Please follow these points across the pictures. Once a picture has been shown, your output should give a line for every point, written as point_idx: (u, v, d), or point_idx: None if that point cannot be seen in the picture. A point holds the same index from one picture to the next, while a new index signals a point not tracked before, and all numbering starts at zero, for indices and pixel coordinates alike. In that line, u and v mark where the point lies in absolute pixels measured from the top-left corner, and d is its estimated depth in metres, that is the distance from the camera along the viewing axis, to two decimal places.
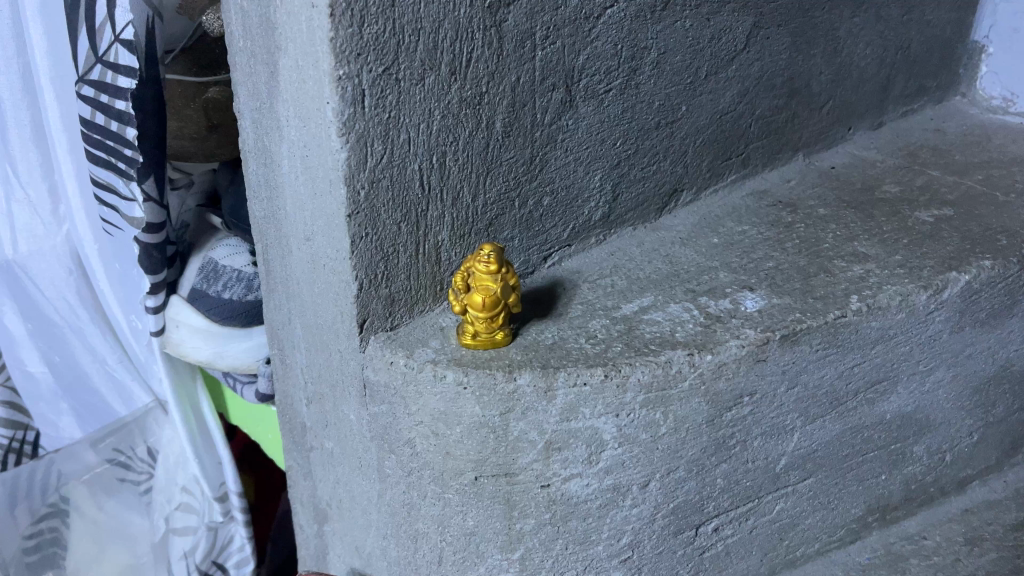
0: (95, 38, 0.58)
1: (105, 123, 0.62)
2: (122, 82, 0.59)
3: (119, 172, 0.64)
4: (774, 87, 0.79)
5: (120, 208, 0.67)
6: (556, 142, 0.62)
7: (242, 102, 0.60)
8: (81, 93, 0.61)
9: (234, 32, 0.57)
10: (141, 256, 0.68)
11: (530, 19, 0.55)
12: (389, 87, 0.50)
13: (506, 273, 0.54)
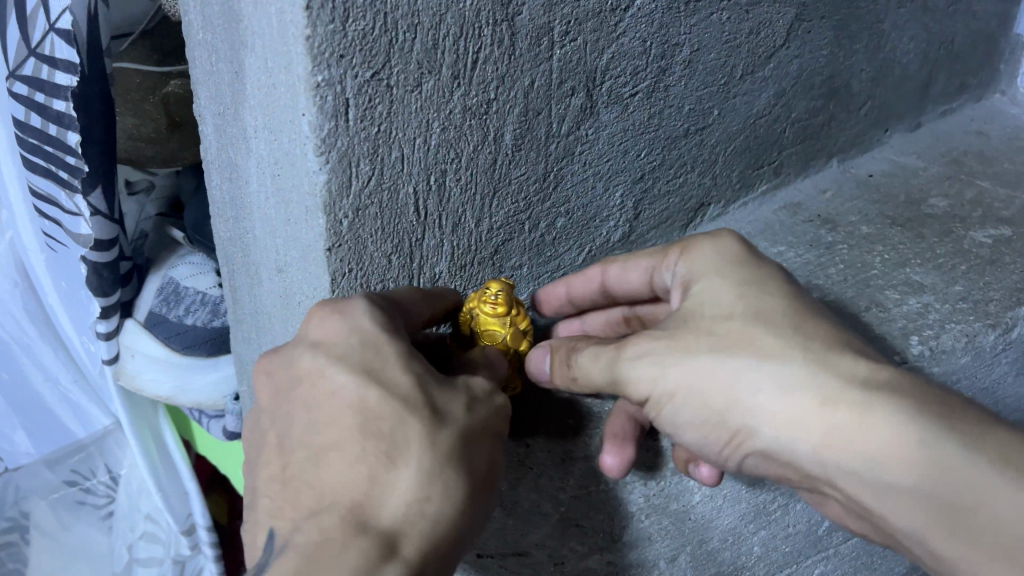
0: (28, 27, 0.48)
1: (43, 126, 0.51)
2: (60, 78, 0.49)
3: (60, 182, 0.54)
4: (813, 87, 0.70)
5: (63, 222, 0.57)
6: (574, 155, 0.53)
7: (204, 105, 0.50)
8: (13, 90, 0.50)
9: (192, 21, 0.48)
10: (90, 277, 0.59)
11: (548, 11, 0.46)
12: (378, 95, 0.41)
13: (517, 315, 0.46)
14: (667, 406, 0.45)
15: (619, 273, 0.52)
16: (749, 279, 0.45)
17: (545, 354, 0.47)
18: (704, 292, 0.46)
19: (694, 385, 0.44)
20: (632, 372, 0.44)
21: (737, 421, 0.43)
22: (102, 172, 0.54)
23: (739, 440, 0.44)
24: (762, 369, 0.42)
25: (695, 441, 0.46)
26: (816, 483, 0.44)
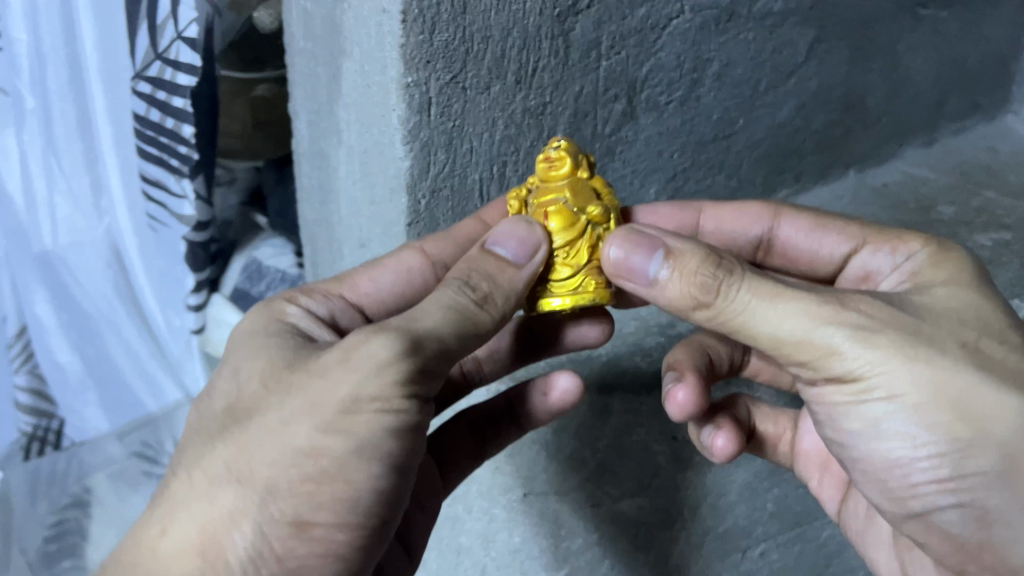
0: (156, 35, 0.56)
1: (160, 121, 0.60)
2: (181, 79, 0.58)
3: (171, 169, 0.63)
4: (830, 101, 0.77)
5: (167, 205, 0.67)
6: (615, 153, 0.61)
7: (298, 103, 0.59)
8: (137, 89, 0.59)
9: (295, 32, 0.56)
10: (188, 256, 0.70)
11: (597, 29, 0.53)
12: (455, 96, 0.49)
13: (579, 174, 0.43)
14: (874, 399, 0.34)
15: (736, 219, 0.51)
16: (1011, 309, 0.37)
17: (659, 251, 0.36)
18: (954, 295, 0.37)
19: (928, 408, 0.33)
20: (841, 347, 0.34)
21: (988, 463, 0.33)
22: (206, 163, 0.64)
23: (953, 466, 0.34)
24: (996, 403, 0.33)
25: (898, 458, 0.35)
26: (973, 554, 0.35)
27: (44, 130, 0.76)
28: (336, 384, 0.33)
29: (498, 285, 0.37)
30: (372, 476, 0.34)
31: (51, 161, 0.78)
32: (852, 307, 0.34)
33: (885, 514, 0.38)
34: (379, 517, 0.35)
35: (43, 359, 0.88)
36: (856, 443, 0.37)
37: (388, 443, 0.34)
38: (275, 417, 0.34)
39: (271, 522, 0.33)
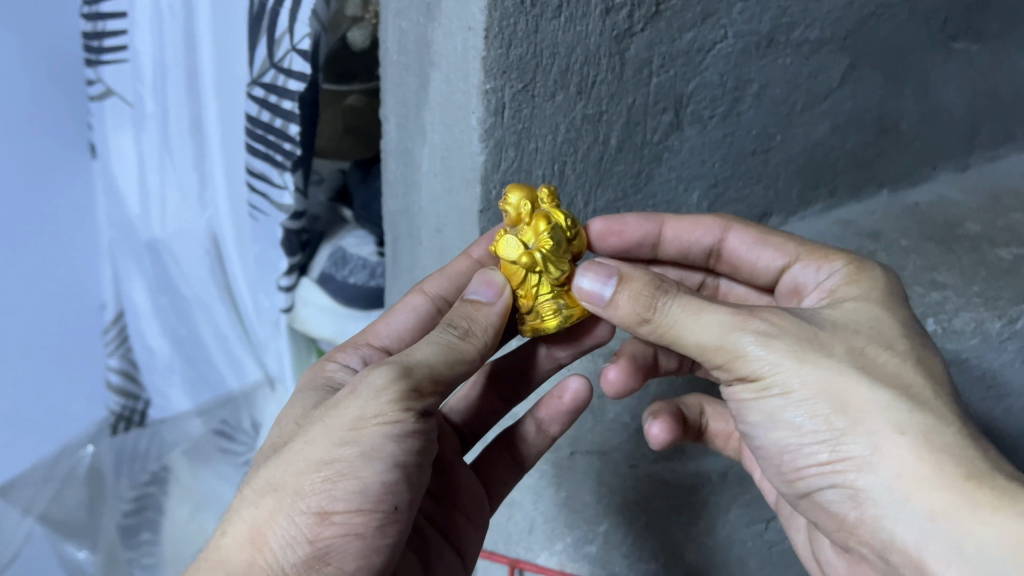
0: (274, 47, 0.68)
1: (270, 120, 0.71)
2: (293, 84, 0.69)
3: (275, 163, 0.74)
4: (864, 123, 0.84)
5: (270, 195, 0.77)
6: (662, 159, 0.69)
7: (389, 109, 0.69)
8: (252, 93, 0.70)
9: (389, 47, 0.66)
10: (286, 242, 0.81)
11: (650, 49, 0.62)
12: (525, 102, 0.58)
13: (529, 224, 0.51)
14: (773, 395, 0.41)
15: (693, 230, 0.58)
16: (913, 331, 0.43)
17: (613, 276, 0.46)
18: (856, 311, 0.43)
19: (813, 402, 0.40)
20: (748, 349, 0.40)
21: (857, 446, 0.38)
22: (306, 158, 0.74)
23: (833, 452, 0.39)
24: (869, 399, 0.38)
25: (792, 444, 0.42)
26: (856, 533, 0.40)
27: (163, 132, 0.90)
28: (345, 405, 0.39)
29: (474, 321, 0.45)
30: (381, 474, 0.38)
31: (167, 158, 0.92)
32: (756, 318, 0.41)
33: (787, 493, 0.45)
34: (393, 511, 0.39)
35: (138, 341, 1.18)
36: (758, 431, 0.44)
37: (389, 448, 0.38)
38: (304, 438, 0.39)
39: (299, 517, 0.37)
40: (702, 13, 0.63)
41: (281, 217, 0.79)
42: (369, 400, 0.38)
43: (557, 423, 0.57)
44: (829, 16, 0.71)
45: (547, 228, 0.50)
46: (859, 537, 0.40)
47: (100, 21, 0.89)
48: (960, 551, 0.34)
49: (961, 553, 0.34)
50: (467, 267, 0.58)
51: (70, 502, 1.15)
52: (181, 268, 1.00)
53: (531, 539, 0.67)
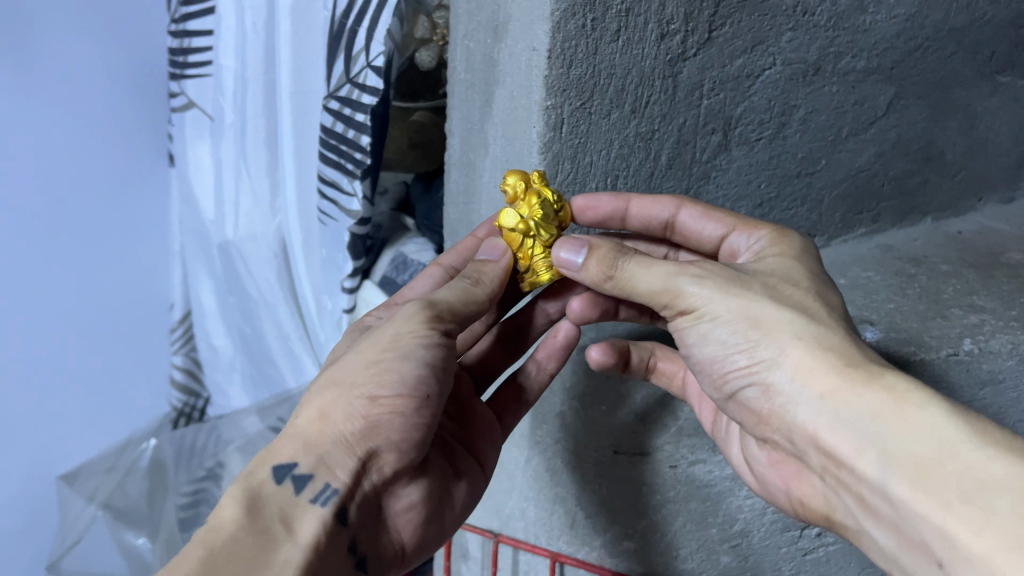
0: (350, 63, 0.74)
1: (343, 131, 0.78)
2: (366, 98, 0.75)
3: (345, 172, 0.80)
4: (909, 152, 0.86)
5: (338, 201, 0.84)
6: (710, 178, 0.73)
7: (454, 125, 0.75)
8: (328, 105, 0.77)
9: (457, 66, 0.72)
10: (350, 247, 0.86)
11: (701, 73, 0.66)
12: (582, 119, 0.62)
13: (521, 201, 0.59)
14: (706, 322, 0.50)
15: (653, 206, 0.63)
16: (818, 272, 0.53)
17: (582, 248, 0.54)
18: (776, 263, 0.53)
19: (733, 325, 0.49)
20: (686, 289, 0.49)
21: (770, 353, 0.47)
22: (374, 168, 0.80)
23: (751, 358, 0.48)
24: (778, 318, 0.47)
25: (722, 360, 0.50)
26: (771, 424, 0.50)
27: (240, 142, 0.98)
28: (390, 327, 0.51)
29: (485, 273, 0.56)
30: (418, 372, 0.49)
31: (243, 166, 1.00)
32: (694, 268, 0.50)
33: (715, 399, 0.55)
34: (427, 398, 0.49)
35: (204, 339, 1.29)
36: (695, 350, 0.52)
37: (423, 352, 0.49)
38: (356, 352, 0.51)
39: (354, 399, 0.48)
40: (752, 41, 0.67)
41: (348, 223, 0.85)
42: (405, 323, 0.51)
43: (555, 359, 0.66)
44: (876, 47, 0.74)
45: (538, 202, 0.58)
46: (774, 427, 0.50)
47: (186, 38, 0.96)
48: (844, 420, 0.42)
49: (840, 419, 0.43)
50: (473, 243, 0.68)
51: (133, 492, 1.28)
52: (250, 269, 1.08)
53: (572, 533, 0.74)
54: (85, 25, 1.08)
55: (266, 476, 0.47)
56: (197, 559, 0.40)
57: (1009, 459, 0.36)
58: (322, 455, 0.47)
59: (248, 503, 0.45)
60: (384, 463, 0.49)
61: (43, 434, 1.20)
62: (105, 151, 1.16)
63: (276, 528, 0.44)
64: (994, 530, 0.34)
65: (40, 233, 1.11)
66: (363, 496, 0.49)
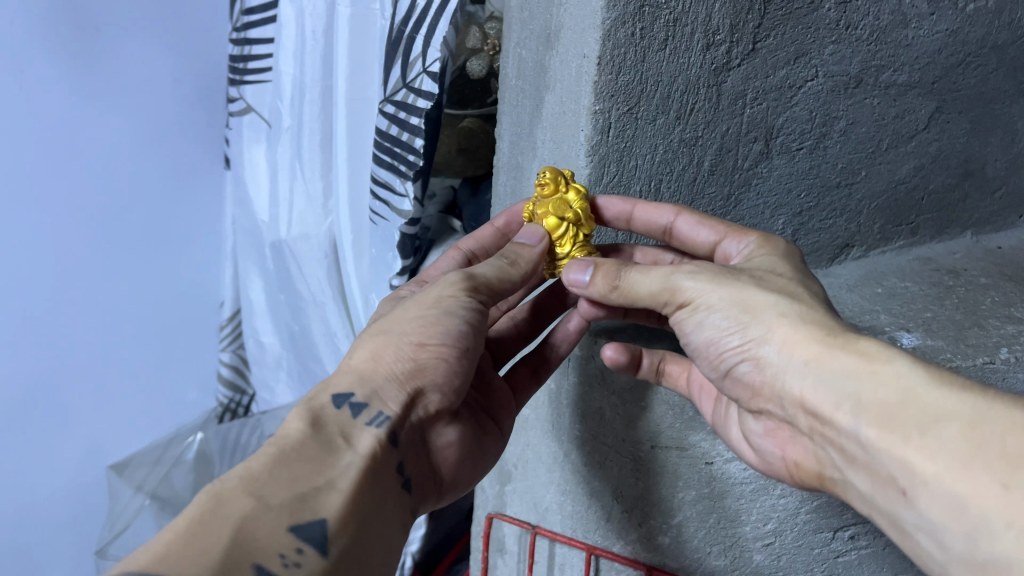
0: (407, 69, 0.81)
1: (397, 134, 0.85)
2: (421, 102, 0.82)
3: (399, 172, 0.87)
4: (949, 166, 0.87)
5: (391, 201, 0.91)
6: (751, 185, 0.75)
7: (504, 129, 0.83)
8: (384, 110, 0.84)
9: (508, 75, 0.80)
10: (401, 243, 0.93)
11: (744, 83, 0.68)
12: (629, 123, 0.65)
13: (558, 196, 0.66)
14: (704, 312, 0.56)
15: (655, 210, 0.68)
16: (800, 266, 0.59)
17: (588, 266, 0.60)
18: (764, 259, 0.60)
19: (723, 313, 0.55)
20: (682, 284, 0.56)
21: (759, 332, 0.53)
22: (425, 171, 0.87)
23: (745, 338, 0.54)
24: (767, 300, 0.53)
25: (717, 340, 0.56)
26: (764, 395, 0.55)
27: (296, 145, 1.02)
28: (434, 291, 0.61)
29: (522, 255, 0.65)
30: (459, 326, 0.58)
31: (298, 167, 1.04)
32: (687, 267, 0.57)
33: (713, 380, 0.60)
34: (466, 349, 0.59)
35: (252, 337, 1.30)
36: (692, 336, 0.58)
37: (464, 311, 0.59)
38: (405, 310, 0.60)
39: (405, 346, 0.57)
40: (794, 53, 0.69)
41: (399, 221, 0.92)
42: (445, 289, 0.60)
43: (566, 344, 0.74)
44: (917, 61, 0.76)
45: (577, 197, 0.65)
46: (767, 398, 0.55)
47: (246, 46, 1.01)
48: (823, 379, 0.48)
49: (822, 379, 0.48)
50: (490, 232, 0.77)
51: (179, 484, 1.37)
52: (302, 269, 1.14)
53: (608, 526, 0.78)
54: (151, 34, 1.13)
55: (326, 401, 0.55)
56: (271, 454, 0.47)
57: (960, 396, 0.42)
58: (376, 388, 0.56)
59: (312, 418, 0.52)
60: (430, 403, 0.58)
61: (96, 426, 1.25)
62: (162, 156, 1.21)
63: (338, 441, 0.51)
64: (945, 454, 0.40)
65: (101, 234, 1.17)
66: (411, 428, 0.56)
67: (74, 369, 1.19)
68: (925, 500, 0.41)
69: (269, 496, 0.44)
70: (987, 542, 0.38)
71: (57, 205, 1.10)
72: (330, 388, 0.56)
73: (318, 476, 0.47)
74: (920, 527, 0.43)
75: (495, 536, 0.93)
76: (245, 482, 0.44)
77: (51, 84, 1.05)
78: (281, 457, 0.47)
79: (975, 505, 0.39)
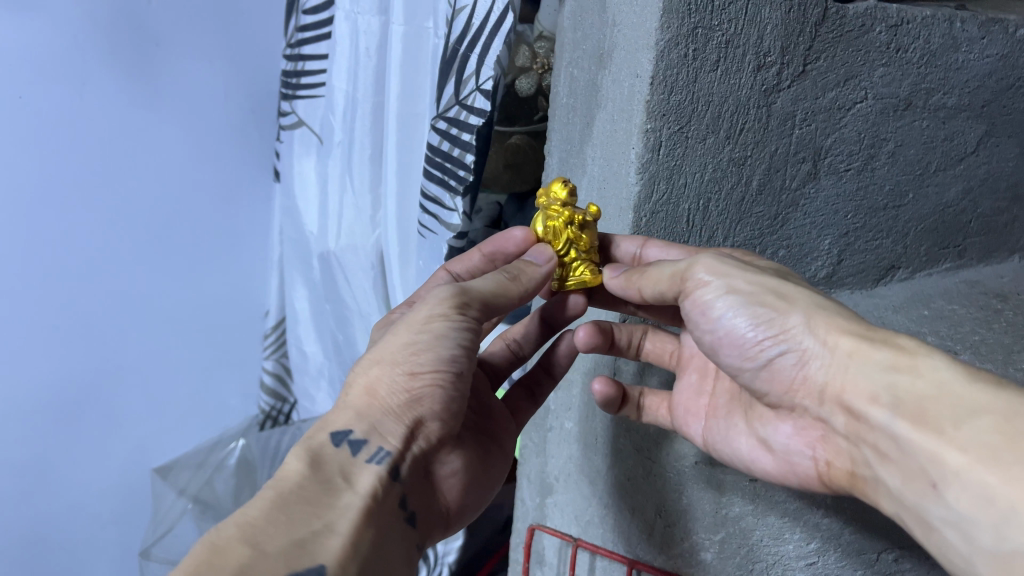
0: (460, 86, 0.84)
1: (449, 149, 0.88)
2: (473, 119, 0.85)
3: (448, 187, 0.90)
4: (997, 190, 0.86)
5: (440, 215, 0.93)
6: (798, 206, 0.75)
7: (553, 145, 0.86)
8: (437, 126, 0.87)
9: (561, 93, 0.83)
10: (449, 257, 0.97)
11: (794, 104, 0.69)
12: (679, 142, 0.66)
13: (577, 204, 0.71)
14: (726, 301, 0.56)
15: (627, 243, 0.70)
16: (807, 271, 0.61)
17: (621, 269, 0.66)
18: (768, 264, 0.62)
19: (756, 299, 0.54)
20: (698, 266, 0.57)
21: (797, 322, 0.53)
22: (474, 185, 0.90)
23: (778, 330, 0.54)
24: (798, 290, 0.54)
25: (749, 339, 0.56)
26: (799, 391, 0.55)
27: (347, 160, 1.05)
28: (421, 312, 0.60)
29: (525, 272, 0.66)
30: (453, 351, 0.59)
31: (348, 181, 1.06)
32: (707, 257, 0.57)
33: (744, 371, 0.58)
34: (459, 373, 0.60)
35: (294, 346, 1.34)
36: (720, 322, 0.57)
37: (454, 334, 0.59)
38: (390, 338, 0.60)
39: (397, 375, 0.58)
40: (844, 75, 0.70)
41: (446, 234, 0.95)
42: (434, 308, 0.60)
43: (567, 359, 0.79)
44: (967, 85, 0.76)
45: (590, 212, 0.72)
46: (802, 394, 0.55)
47: (300, 61, 1.04)
48: (863, 371, 0.49)
49: (861, 372, 0.49)
50: (477, 259, 0.75)
51: (220, 488, 1.38)
52: (348, 278, 1.16)
53: (650, 541, 0.78)
54: (206, 50, 1.17)
55: (325, 440, 0.56)
56: (271, 499, 0.49)
57: (997, 394, 0.42)
58: (375, 423, 0.57)
59: (312, 459, 0.54)
60: (428, 430, 0.60)
61: (143, 430, 1.29)
62: (214, 168, 1.24)
63: (338, 480, 0.53)
64: (976, 446, 0.41)
65: (154, 244, 1.21)
66: (412, 461, 0.58)
67: (124, 374, 1.24)
68: (953, 492, 0.42)
69: (266, 543, 0.46)
70: (1013, 533, 0.38)
71: (112, 216, 1.14)
72: (328, 425, 0.58)
73: (316, 521, 0.48)
74: (947, 521, 0.42)
75: (535, 548, 0.94)
76: (240, 532, 0.46)
77: (111, 100, 1.09)
78: (279, 501, 0.49)
79: (1004, 494, 0.39)
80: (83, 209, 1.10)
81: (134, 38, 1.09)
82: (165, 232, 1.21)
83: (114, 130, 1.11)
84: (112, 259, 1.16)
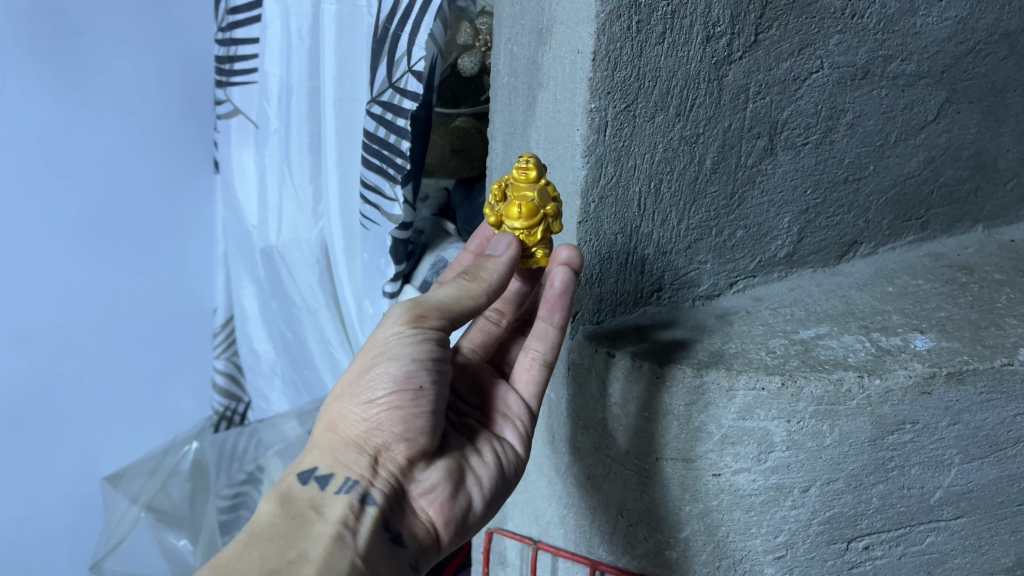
0: (394, 69, 0.81)
1: (384, 135, 0.85)
2: (407, 103, 0.82)
3: (387, 176, 0.87)
4: (960, 158, 0.80)
5: (381, 205, 0.91)
6: (756, 183, 0.71)
7: (497, 127, 0.84)
8: (371, 110, 0.85)
9: (502, 71, 0.81)
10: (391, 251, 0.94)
11: (746, 77, 0.65)
12: (626, 122, 0.63)
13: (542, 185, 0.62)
14: None
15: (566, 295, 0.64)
16: None
17: None
18: None
19: None
20: None
21: None
22: (415, 173, 0.86)
23: None
24: None
25: None
26: None
27: (286, 149, 1.00)
28: (379, 333, 0.60)
29: (485, 269, 0.61)
30: (407, 367, 0.58)
31: (287, 171, 1.02)
32: None
33: None
34: (421, 388, 0.58)
35: (243, 345, 1.27)
36: None
37: (407, 349, 0.58)
38: (357, 358, 0.61)
39: (356, 407, 0.59)
40: (799, 44, 0.66)
41: (389, 225, 0.92)
42: (389, 328, 0.59)
43: (558, 309, 0.65)
44: (926, 50, 0.72)
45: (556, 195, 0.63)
46: None
47: (231, 46, 0.98)
48: None
49: None
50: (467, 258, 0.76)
51: (174, 493, 1.36)
52: (293, 275, 1.12)
53: (613, 539, 0.77)
54: (130, 36, 1.09)
55: (292, 480, 0.58)
56: (243, 538, 0.52)
57: None
58: (338, 457, 0.58)
59: (281, 498, 0.56)
60: (396, 453, 0.59)
61: (89, 439, 1.23)
62: (147, 162, 1.17)
63: (308, 513, 0.55)
64: None
65: (98, 246, 1.15)
66: (383, 484, 0.58)
67: (69, 384, 1.17)
68: None
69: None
70: None
71: (49, 215, 1.08)
72: (297, 467, 0.60)
73: (290, 551, 0.51)
74: None
75: (496, 550, 0.92)
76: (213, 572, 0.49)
77: (41, 98, 1.03)
78: (251, 539, 0.52)
79: None
80: (21, 209, 1.05)
81: (56, 29, 1.01)
82: (109, 233, 1.15)
83: (44, 130, 1.04)
84: (53, 260, 1.10)
